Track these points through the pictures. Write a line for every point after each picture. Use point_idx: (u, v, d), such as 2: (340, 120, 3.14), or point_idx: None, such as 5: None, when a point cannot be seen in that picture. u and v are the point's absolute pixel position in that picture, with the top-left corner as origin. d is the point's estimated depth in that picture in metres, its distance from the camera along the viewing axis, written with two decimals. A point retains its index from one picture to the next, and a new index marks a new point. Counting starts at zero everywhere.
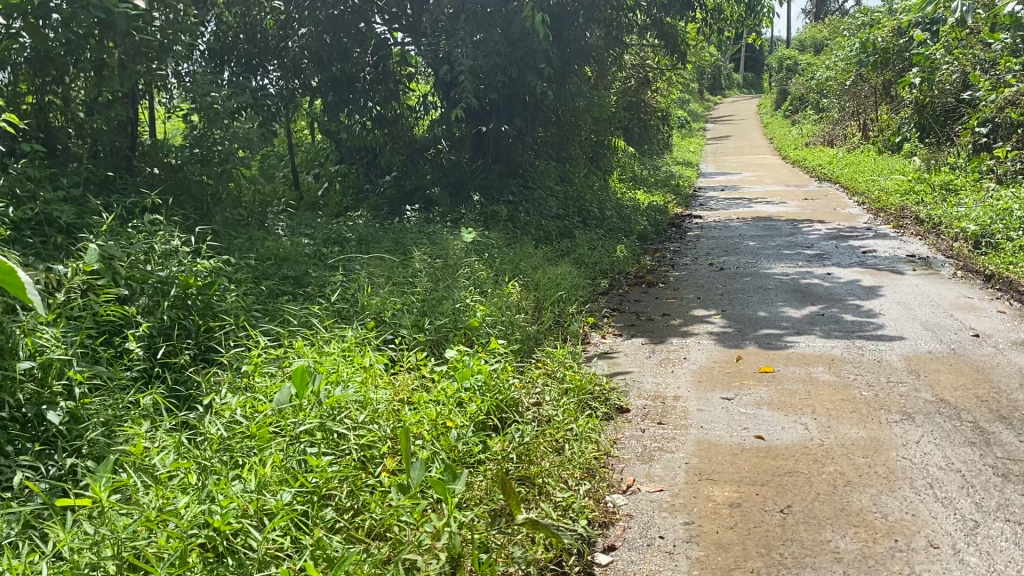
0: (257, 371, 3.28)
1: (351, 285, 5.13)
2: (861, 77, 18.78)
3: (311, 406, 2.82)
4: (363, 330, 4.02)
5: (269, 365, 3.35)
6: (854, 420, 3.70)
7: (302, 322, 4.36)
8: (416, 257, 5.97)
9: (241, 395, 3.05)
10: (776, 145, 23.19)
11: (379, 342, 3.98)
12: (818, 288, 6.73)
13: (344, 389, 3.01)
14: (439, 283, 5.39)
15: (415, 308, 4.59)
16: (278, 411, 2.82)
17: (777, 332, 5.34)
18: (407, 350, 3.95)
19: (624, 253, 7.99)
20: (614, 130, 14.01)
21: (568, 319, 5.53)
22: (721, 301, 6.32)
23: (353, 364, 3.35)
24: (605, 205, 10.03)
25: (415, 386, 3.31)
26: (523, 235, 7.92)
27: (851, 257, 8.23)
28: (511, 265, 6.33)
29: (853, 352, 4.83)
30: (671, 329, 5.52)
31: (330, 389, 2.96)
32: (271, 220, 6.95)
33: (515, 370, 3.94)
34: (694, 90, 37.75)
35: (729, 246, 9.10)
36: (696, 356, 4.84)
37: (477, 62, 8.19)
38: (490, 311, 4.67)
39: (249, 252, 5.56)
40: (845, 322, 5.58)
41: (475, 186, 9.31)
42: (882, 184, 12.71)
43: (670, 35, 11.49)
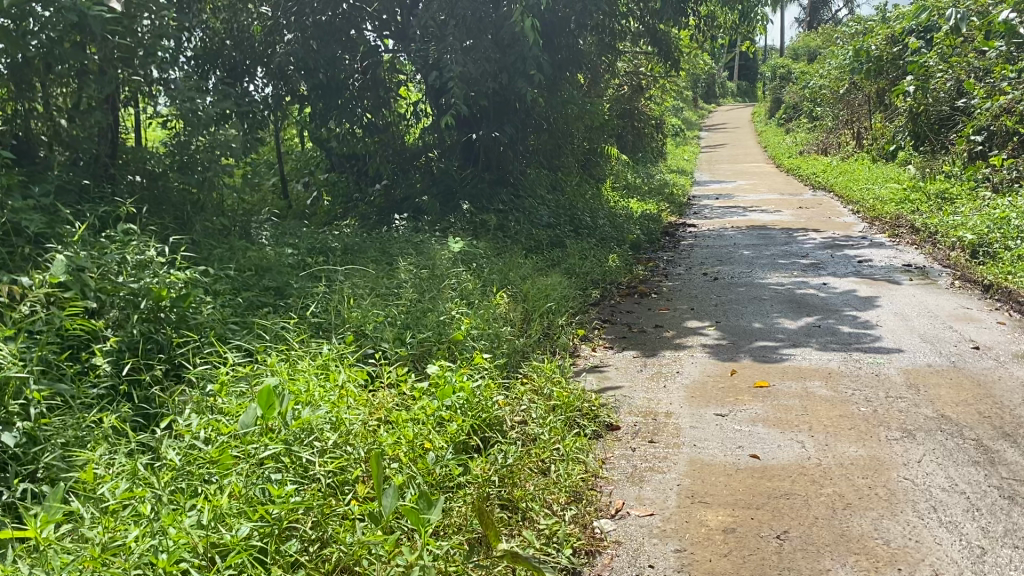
0: (226, 389, 3.13)
1: (333, 297, 4.99)
2: (856, 85, 18.72)
3: (278, 429, 2.66)
4: (342, 344, 3.88)
5: (238, 383, 3.20)
6: (854, 438, 3.56)
7: (282, 337, 4.21)
8: (403, 267, 5.82)
9: (206, 416, 2.90)
10: (770, 153, 23.13)
11: (359, 357, 3.84)
12: (813, 298, 6.60)
13: (317, 410, 2.85)
14: (426, 296, 5.25)
15: (399, 322, 4.44)
16: (243, 434, 2.67)
17: (771, 345, 5.21)
18: (388, 365, 3.81)
19: (616, 262, 7.86)
20: (607, 137, 13.92)
21: (557, 331, 5.39)
22: (715, 312, 6.19)
23: (328, 382, 3.20)
24: (598, 213, 9.89)
25: (394, 405, 3.17)
26: (513, 245, 7.77)
27: (846, 267, 8.11)
28: (500, 275, 6.19)
29: (850, 365, 4.69)
30: (663, 341, 5.38)
31: (299, 410, 2.81)
32: (255, 229, 6.81)
33: (500, 386, 3.80)
34: (689, 99, 37.77)
35: (723, 255, 8.97)
36: (689, 370, 4.69)
37: (467, 68, 8.03)
38: (476, 324, 4.53)
39: (229, 262, 5.41)
40: (842, 333, 5.45)
41: (465, 194, 9.16)
42: (876, 193, 12.61)
43: (663, 43, 11.41)
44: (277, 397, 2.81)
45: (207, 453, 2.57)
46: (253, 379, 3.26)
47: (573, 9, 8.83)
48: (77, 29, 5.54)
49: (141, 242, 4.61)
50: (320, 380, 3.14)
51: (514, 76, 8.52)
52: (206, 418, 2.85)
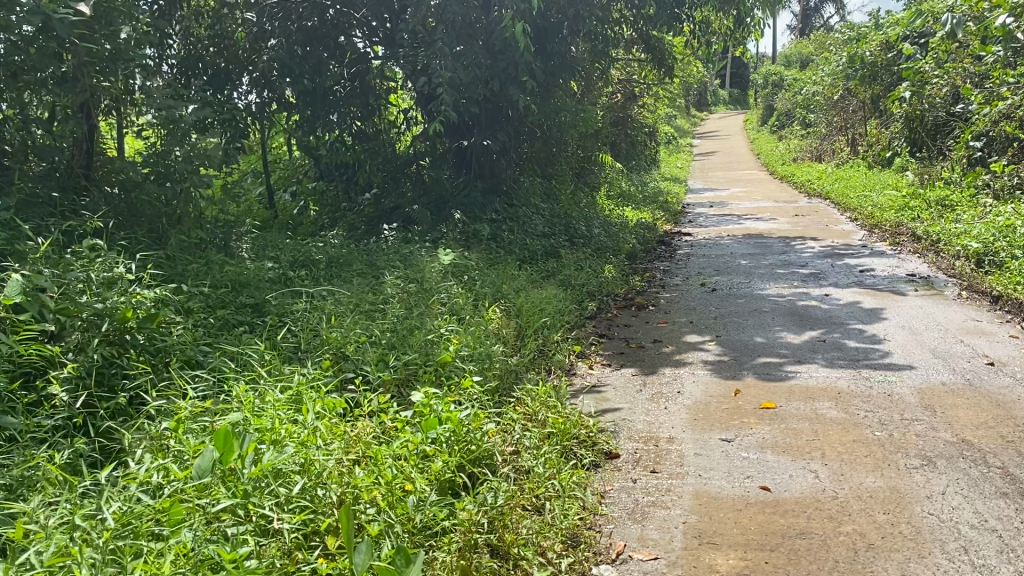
0: (186, 425, 2.86)
1: (315, 315, 4.73)
2: (849, 92, 18.54)
3: (238, 476, 2.40)
4: (320, 369, 3.62)
5: (201, 417, 2.94)
6: (870, 467, 3.31)
7: (257, 362, 3.94)
8: (389, 281, 5.56)
9: (162, 457, 2.64)
10: (764, 160, 22.96)
11: (337, 383, 3.58)
12: (816, 310, 6.36)
13: (284, 451, 2.59)
14: (413, 312, 4.99)
15: (384, 344, 4.18)
16: (198, 480, 2.41)
17: (775, 361, 4.96)
18: (370, 391, 3.55)
19: (613, 273, 7.60)
20: (601, 145, 13.70)
21: (552, 347, 5.13)
22: (715, 325, 5.93)
23: (299, 415, 2.94)
24: (592, 222, 9.64)
25: (373, 440, 2.91)
26: (505, 256, 7.51)
27: (848, 276, 7.88)
28: (492, 288, 5.92)
29: (860, 385, 4.44)
30: (663, 358, 5.12)
31: (262, 452, 2.55)
32: (237, 241, 6.53)
33: (490, 412, 3.55)
34: (681, 107, 37.66)
35: (721, 265, 8.73)
36: (691, 389, 4.44)
37: (457, 74, 7.76)
38: (465, 344, 4.27)
39: (204, 278, 5.14)
40: (848, 348, 5.20)
41: (456, 203, 8.88)
42: (874, 200, 12.40)
43: (656, 49, 11.20)
44: (238, 438, 2.55)
45: (156, 503, 2.31)
46: (218, 412, 3.00)
47: (565, 14, 8.60)
48: (47, 35, 5.23)
49: (109, 259, 4.33)
50: (290, 414, 2.88)
51: (506, 82, 8.27)
52: (160, 460, 2.58)
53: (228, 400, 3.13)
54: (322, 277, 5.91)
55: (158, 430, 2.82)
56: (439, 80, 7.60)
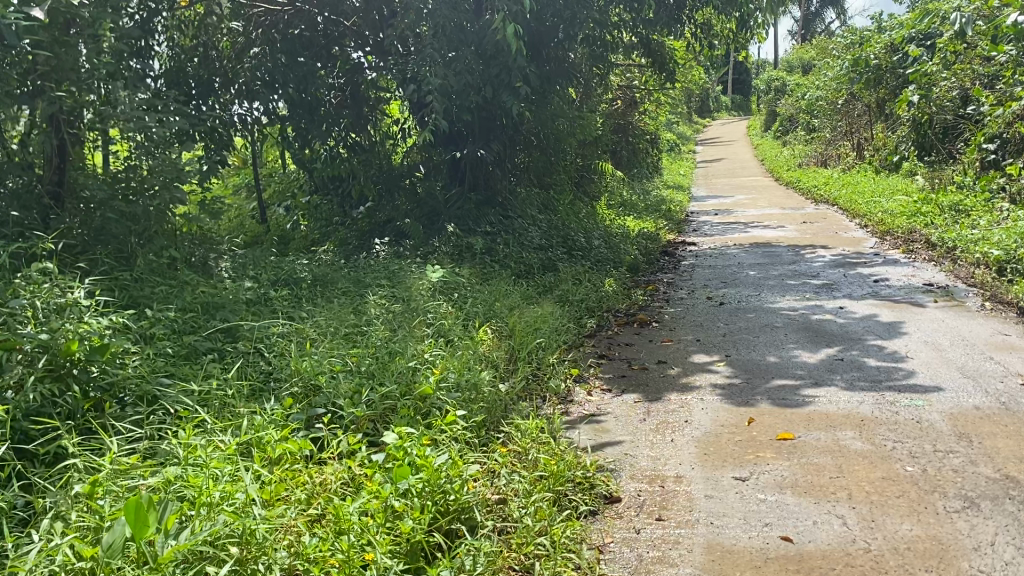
0: (108, 485, 2.48)
1: (289, 343, 4.37)
2: (854, 96, 18.16)
3: (152, 557, 2.02)
4: (282, 408, 3.25)
5: (134, 474, 2.58)
6: (906, 512, 2.92)
7: (216, 401, 3.57)
8: (373, 302, 5.18)
9: (76, 527, 2.27)
10: (768, 166, 22.60)
11: (303, 424, 3.21)
12: (831, 325, 5.98)
13: (215, 522, 2.21)
14: (398, 335, 4.61)
15: (361, 374, 3.80)
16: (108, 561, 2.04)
17: (791, 384, 4.57)
18: (339, 431, 3.18)
19: (614, 288, 7.23)
20: (602, 153, 13.39)
21: (547, 373, 4.75)
22: (724, 343, 5.55)
23: (244, 471, 2.57)
24: (592, 233, 9.27)
25: (334, 498, 2.54)
26: (500, 270, 7.15)
27: (862, 287, 7.50)
28: (485, 306, 5.55)
29: (884, 410, 4.05)
30: (669, 382, 4.73)
31: (190, 523, 2.19)
32: (215, 260, 6.17)
33: (476, 454, 3.17)
34: (685, 114, 37.34)
35: (728, 276, 8.35)
36: (700, 418, 4.05)
37: (448, 81, 7.40)
38: (451, 371, 3.89)
39: (169, 302, 4.77)
40: (869, 368, 4.81)
41: (450, 216, 8.50)
42: (884, 206, 12.01)
43: (657, 54, 10.84)
44: (158, 506, 2.18)
45: None
46: (151, 472, 2.61)
47: (561, 16, 8.22)
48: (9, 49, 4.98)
49: (62, 285, 3.95)
50: (233, 470, 2.51)
51: (499, 88, 7.91)
52: (72, 532, 2.22)
53: (169, 451, 2.75)
54: (304, 297, 5.54)
55: (71, 495, 2.42)
56: (429, 87, 7.23)
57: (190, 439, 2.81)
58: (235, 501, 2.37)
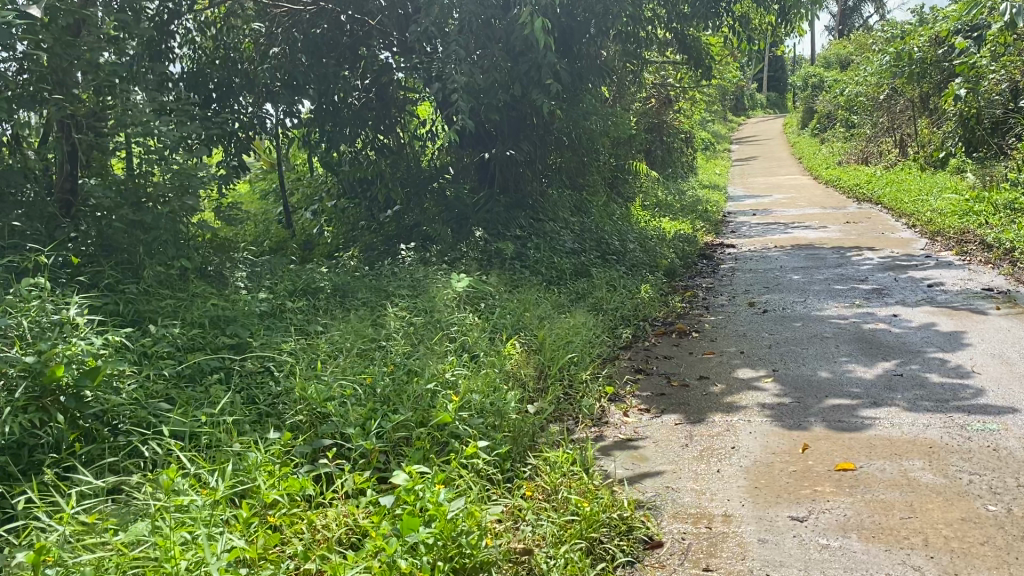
0: (66, 545, 2.16)
1: (300, 363, 4.05)
2: (896, 91, 17.55)
3: None
4: (282, 441, 2.93)
5: (101, 530, 2.27)
6: (993, 563, 2.53)
7: (215, 430, 3.26)
8: (393, 314, 4.85)
9: None
10: (806, 163, 22.01)
11: (304, 461, 2.88)
12: (886, 335, 5.55)
13: None
14: (418, 353, 4.27)
15: (374, 400, 3.47)
16: None
17: (848, 404, 4.16)
18: (345, 468, 2.85)
19: (650, 294, 6.85)
20: (635, 152, 13.01)
21: (580, 391, 4.39)
22: (771, 357, 5.14)
23: (223, 531, 2.25)
24: (627, 236, 8.88)
25: (329, 564, 2.21)
26: (530, 277, 6.80)
27: (915, 292, 7.04)
28: (513, 317, 5.21)
29: (955, 435, 3.64)
30: (711, 401, 4.34)
31: None
32: (231, 269, 5.88)
33: (497, 497, 2.82)
34: (720, 113, 36.72)
35: (771, 281, 7.93)
36: (749, 444, 3.68)
37: (474, 79, 7.07)
38: (473, 395, 3.55)
39: (174, 317, 4.48)
40: (933, 386, 4.39)
41: (478, 220, 8.16)
42: (932, 204, 11.47)
43: (692, 50, 10.41)
44: None
45: None
46: (121, 527, 2.30)
47: (593, 11, 7.83)
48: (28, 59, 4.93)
49: (54, 302, 3.67)
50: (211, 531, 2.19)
51: (528, 86, 7.54)
52: None
53: (146, 499, 2.43)
54: (321, 309, 5.24)
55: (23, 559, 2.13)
56: (454, 86, 6.88)
57: (171, 483, 2.50)
58: (208, 568, 2.05)
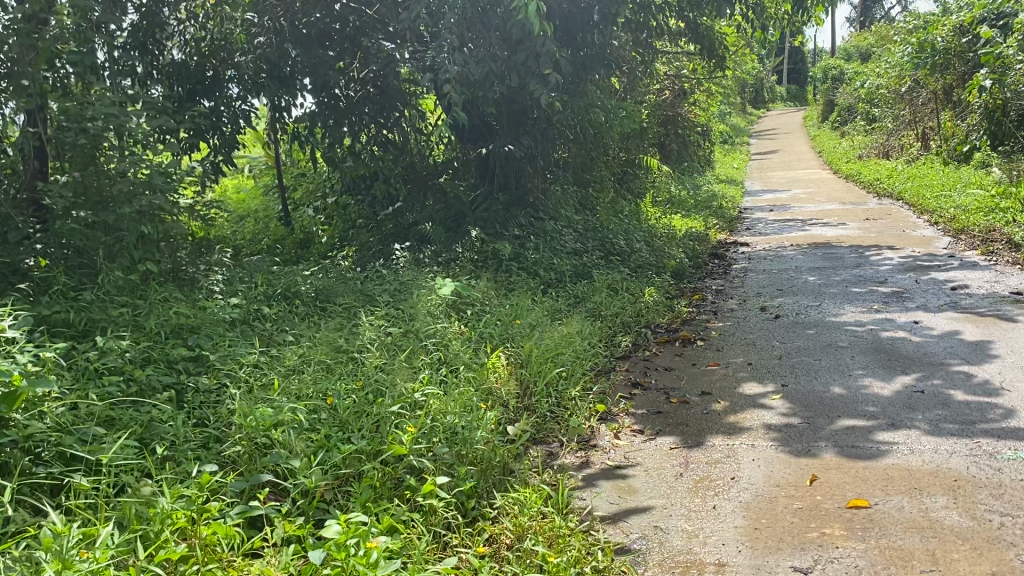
0: None
1: (258, 381, 3.69)
2: (918, 83, 16.99)
3: None
4: (206, 480, 2.55)
5: None
6: None
7: (148, 461, 2.89)
8: (368, 322, 4.49)
9: None
10: (826, 157, 21.46)
11: (228, 504, 2.50)
12: (905, 345, 5.14)
13: None
14: (391, 367, 3.91)
15: (330, 425, 3.10)
16: None
17: (862, 426, 3.77)
18: (274, 514, 2.47)
19: (655, 297, 6.47)
20: (647, 146, 12.61)
21: (567, 411, 4.01)
22: (780, 370, 4.75)
23: None
24: (634, 234, 8.49)
25: None
26: (526, 279, 6.43)
27: (938, 296, 6.60)
28: (501, 326, 4.84)
29: (982, 465, 3.24)
30: (712, 422, 3.96)
31: None
32: (206, 270, 5.54)
33: (448, 554, 2.44)
34: (739, 107, 36.12)
35: (784, 283, 7.52)
36: (750, 473, 3.29)
37: (468, 69, 6.69)
38: (438, 421, 3.18)
39: (130, 327, 4.12)
40: (957, 405, 3.97)
41: (476, 219, 7.79)
42: (956, 200, 11.00)
43: (705, 40, 9.99)
44: None
45: None
46: None
47: None
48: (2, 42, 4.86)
49: None
50: None
51: (526, 76, 7.17)
52: None
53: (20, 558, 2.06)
54: (295, 316, 4.89)
55: None
56: (447, 75, 6.50)
57: (55, 541, 2.12)
58: None
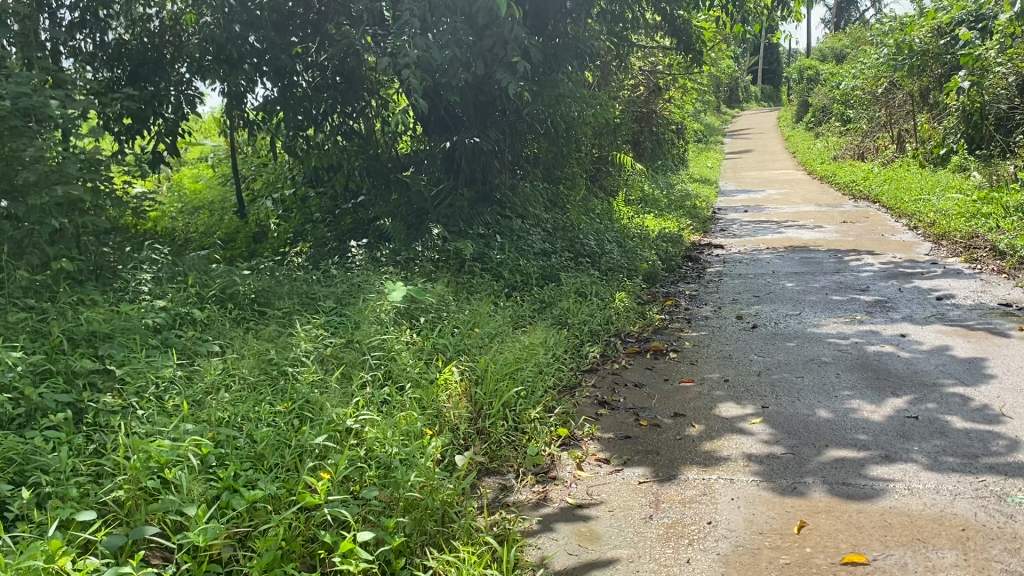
0: None
1: (171, 400, 3.21)
2: (895, 85, 16.76)
3: None
4: (67, 547, 2.07)
5: None
6: None
7: (14, 507, 2.40)
8: (306, 333, 4.03)
9: None
10: (800, 158, 21.20)
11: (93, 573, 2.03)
12: (893, 362, 4.76)
13: None
14: (326, 386, 3.46)
15: (241, 460, 2.65)
16: None
17: (853, 458, 3.37)
18: None
19: (626, 303, 6.05)
20: (621, 144, 12.20)
21: (525, 436, 3.57)
22: (759, 388, 4.34)
23: None
24: (606, 234, 8.08)
25: None
26: (488, 283, 5.98)
27: (924, 306, 6.25)
28: (456, 336, 4.39)
29: (992, 512, 2.85)
30: (686, 449, 3.54)
31: None
32: (135, 269, 5.02)
33: None
34: (714, 106, 35.89)
35: (761, 289, 7.14)
36: (729, 517, 2.87)
37: (430, 54, 6.21)
38: (367, 461, 2.74)
39: (31, 337, 3.63)
40: (956, 435, 3.59)
41: (439, 215, 7.32)
42: (935, 204, 10.72)
43: (683, 33, 9.57)
44: None
45: None
46: None
47: None
48: None
49: None
50: None
51: (492, 64, 6.70)
52: None
53: None
54: (229, 322, 4.41)
55: None
56: (406, 60, 6.01)
57: None
58: None
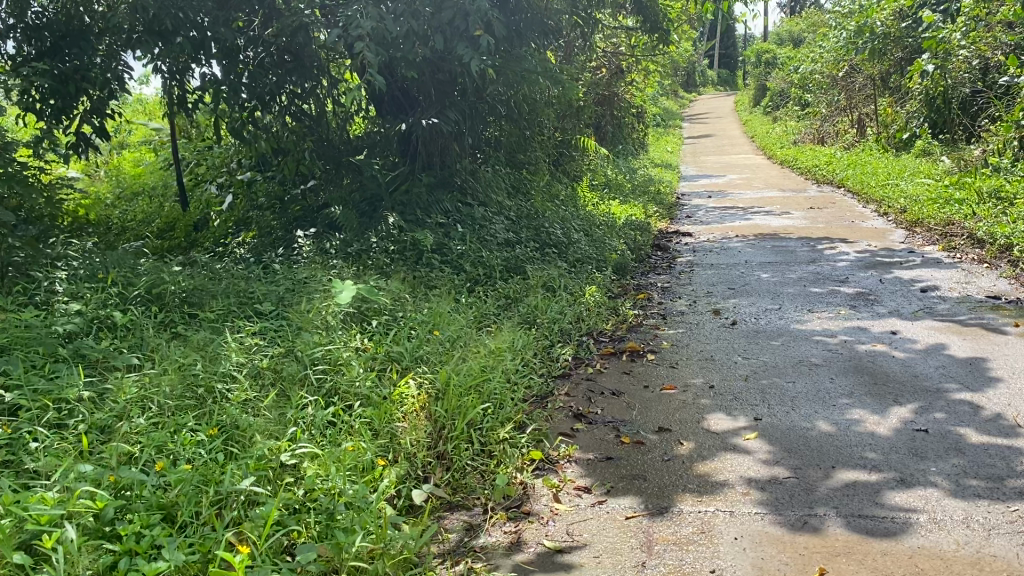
0: None
1: (71, 429, 2.70)
2: (855, 68, 16.52)
3: None
4: None
5: None
6: None
7: None
8: (239, 342, 3.53)
9: None
10: (760, 142, 20.96)
11: None
12: (890, 363, 4.38)
13: None
14: (259, 409, 2.97)
15: (146, 512, 2.18)
16: None
17: (866, 483, 2.97)
18: None
19: (597, 299, 5.61)
20: (584, 127, 11.72)
21: (492, 461, 3.13)
22: (749, 396, 3.93)
23: None
24: (572, 223, 7.62)
25: None
26: (447, 277, 5.49)
27: (910, 299, 5.90)
28: (413, 340, 3.91)
29: None
30: (675, 472, 3.12)
31: None
32: (49, 267, 4.44)
33: None
34: (672, 91, 35.58)
35: (737, 281, 6.75)
36: (734, 564, 2.45)
37: (383, 25, 5.68)
38: (302, 513, 2.28)
39: None
40: (974, 452, 3.21)
41: (395, 203, 6.80)
42: (903, 190, 10.45)
43: (648, 11, 9.11)
44: None
45: None
46: None
47: None
48: None
49: None
50: None
51: (452, 39, 6.19)
52: None
53: None
54: (154, 326, 3.89)
55: None
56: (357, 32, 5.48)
57: None
58: None
